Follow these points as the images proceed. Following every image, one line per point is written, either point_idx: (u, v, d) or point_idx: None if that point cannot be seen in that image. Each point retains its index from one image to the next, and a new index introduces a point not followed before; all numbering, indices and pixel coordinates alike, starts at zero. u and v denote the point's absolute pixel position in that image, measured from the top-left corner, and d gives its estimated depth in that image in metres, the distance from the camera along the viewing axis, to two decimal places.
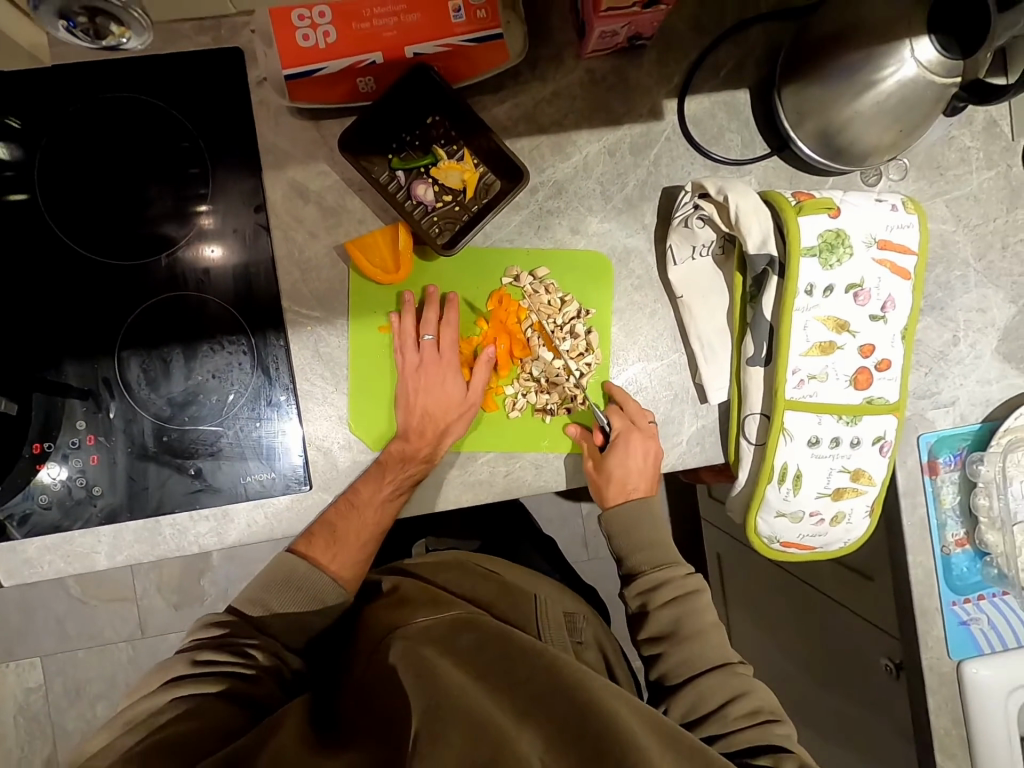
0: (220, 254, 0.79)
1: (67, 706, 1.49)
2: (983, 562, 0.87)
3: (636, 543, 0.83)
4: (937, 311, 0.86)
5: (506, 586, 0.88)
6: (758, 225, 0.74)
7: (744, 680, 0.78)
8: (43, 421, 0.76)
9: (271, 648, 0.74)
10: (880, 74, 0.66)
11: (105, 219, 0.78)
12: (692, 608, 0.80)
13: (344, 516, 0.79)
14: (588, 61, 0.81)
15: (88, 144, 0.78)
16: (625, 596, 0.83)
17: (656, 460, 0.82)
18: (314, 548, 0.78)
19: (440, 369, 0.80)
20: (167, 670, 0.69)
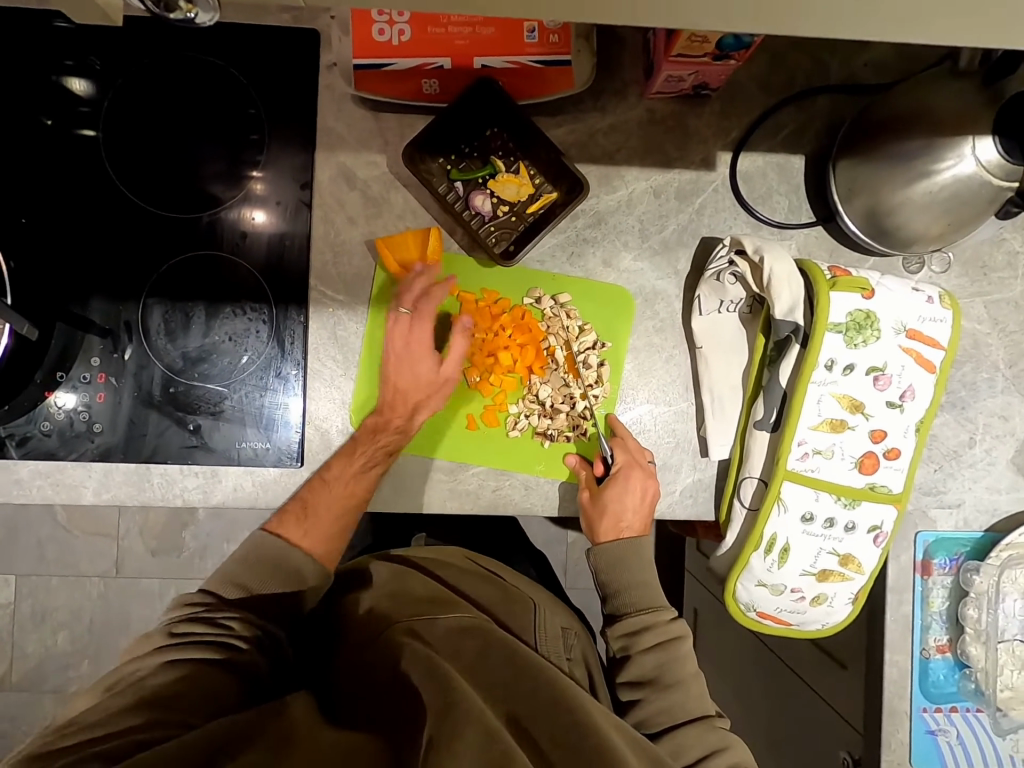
0: (264, 222, 0.81)
1: (31, 629, 1.52)
2: (962, 674, 0.84)
3: (625, 582, 0.80)
4: (957, 409, 0.84)
5: (507, 594, 0.85)
6: (788, 292, 0.73)
7: (725, 736, 0.74)
8: (60, 351, 0.78)
9: (253, 617, 0.71)
10: (938, 165, 0.66)
11: (159, 169, 0.81)
12: (676, 655, 0.77)
13: (316, 492, 0.77)
14: (651, 102, 0.82)
15: (156, 95, 0.81)
16: (609, 637, 0.80)
17: (652, 501, 0.80)
18: (284, 525, 0.76)
19: (420, 345, 0.79)
20: (149, 641, 0.68)
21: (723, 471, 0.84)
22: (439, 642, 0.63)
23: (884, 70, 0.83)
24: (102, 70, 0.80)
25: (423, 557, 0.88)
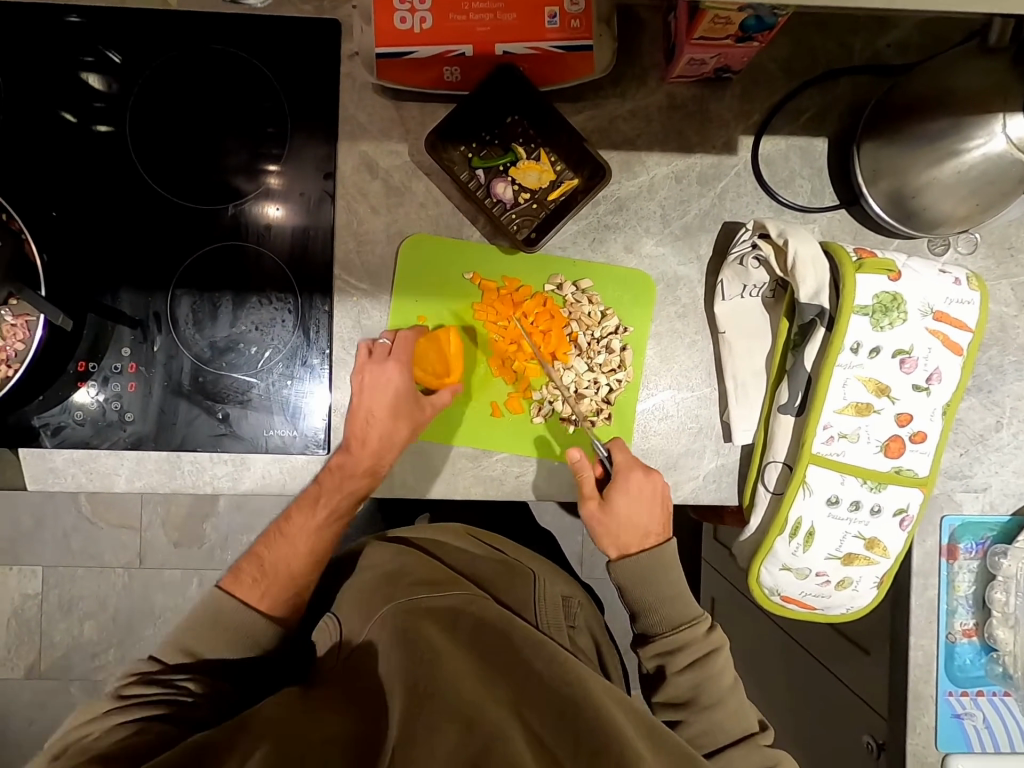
0: (281, 215, 0.82)
1: (58, 619, 1.55)
2: (989, 658, 0.83)
3: (655, 598, 0.79)
4: (984, 393, 0.84)
5: (502, 566, 0.90)
6: (813, 275, 0.73)
7: (773, 752, 0.75)
8: (92, 341, 0.80)
9: (210, 674, 0.71)
10: (966, 145, 0.65)
11: (184, 161, 0.82)
12: (712, 673, 0.77)
13: (272, 547, 0.78)
14: (671, 86, 0.82)
15: (180, 88, 0.81)
16: (642, 658, 0.80)
17: (662, 494, 0.80)
18: (239, 584, 0.75)
19: (385, 378, 0.77)
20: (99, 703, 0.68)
21: (747, 455, 0.84)
22: (438, 629, 0.69)
23: (909, 49, 0.82)
24: (127, 65, 0.81)
25: (422, 538, 0.94)
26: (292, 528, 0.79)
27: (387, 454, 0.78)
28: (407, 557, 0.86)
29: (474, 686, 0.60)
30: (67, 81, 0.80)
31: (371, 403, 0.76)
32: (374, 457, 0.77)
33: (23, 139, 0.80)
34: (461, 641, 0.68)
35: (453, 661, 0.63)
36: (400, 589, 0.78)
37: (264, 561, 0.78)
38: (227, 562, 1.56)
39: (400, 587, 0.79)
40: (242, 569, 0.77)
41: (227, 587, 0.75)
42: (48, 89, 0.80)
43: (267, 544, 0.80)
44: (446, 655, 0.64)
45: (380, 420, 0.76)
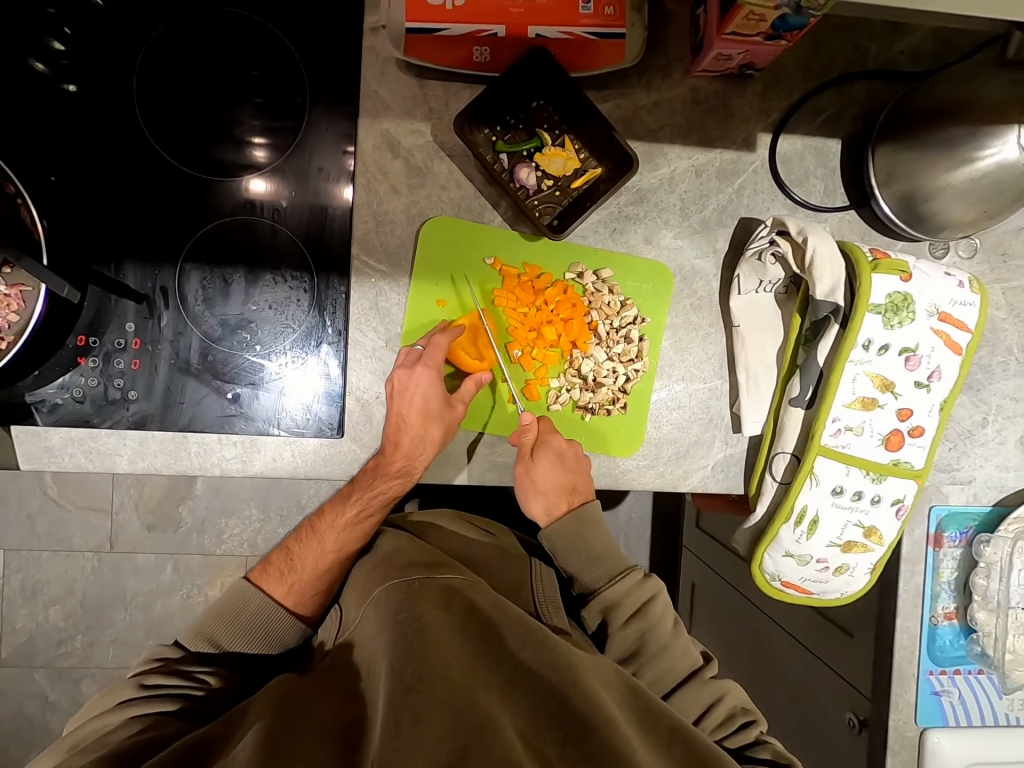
0: (265, 189, 0.79)
1: (21, 604, 1.48)
2: (967, 639, 0.89)
3: (590, 557, 0.83)
4: (974, 391, 0.88)
5: (498, 552, 0.91)
6: (830, 272, 0.75)
7: (717, 686, 0.79)
8: (94, 315, 0.76)
9: (226, 671, 0.78)
10: (980, 152, 0.68)
11: (195, 129, 0.78)
12: (652, 619, 0.80)
13: (301, 544, 0.86)
14: (695, 80, 0.82)
15: (193, 53, 0.78)
16: (585, 614, 0.82)
17: (585, 463, 0.83)
18: (267, 578, 0.84)
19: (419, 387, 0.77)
20: (117, 693, 0.73)
21: (753, 446, 0.87)
22: (429, 608, 0.68)
23: (921, 57, 0.85)
24: (137, 25, 0.77)
25: (418, 521, 0.95)
26: (321, 528, 0.85)
27: (417, 459, 0.78)
28: (404, 541, 0.86)
29: (463, 670, 0.59)
30: (72, 37, 0.76)
31: (403, 410, 0.76)
32: (405, 459, 0.78)
33: (21, 97, 0.76)
34: (451, 617, 0.68)
35: (442, 643, 0.63)
36: (394, 569, 0.78)
37: (293, 555, 0.86)
38: (205, 547, 1.52)
39: (394, 566, 0.79)
40: (272, 562, 0.86)
41: (254, 578, 0.84)
42: (49, 43, 0.76)
43: (299, 540, 0.87)
44: (434, 635, 0.63)
45: (412, 426, 0.76)
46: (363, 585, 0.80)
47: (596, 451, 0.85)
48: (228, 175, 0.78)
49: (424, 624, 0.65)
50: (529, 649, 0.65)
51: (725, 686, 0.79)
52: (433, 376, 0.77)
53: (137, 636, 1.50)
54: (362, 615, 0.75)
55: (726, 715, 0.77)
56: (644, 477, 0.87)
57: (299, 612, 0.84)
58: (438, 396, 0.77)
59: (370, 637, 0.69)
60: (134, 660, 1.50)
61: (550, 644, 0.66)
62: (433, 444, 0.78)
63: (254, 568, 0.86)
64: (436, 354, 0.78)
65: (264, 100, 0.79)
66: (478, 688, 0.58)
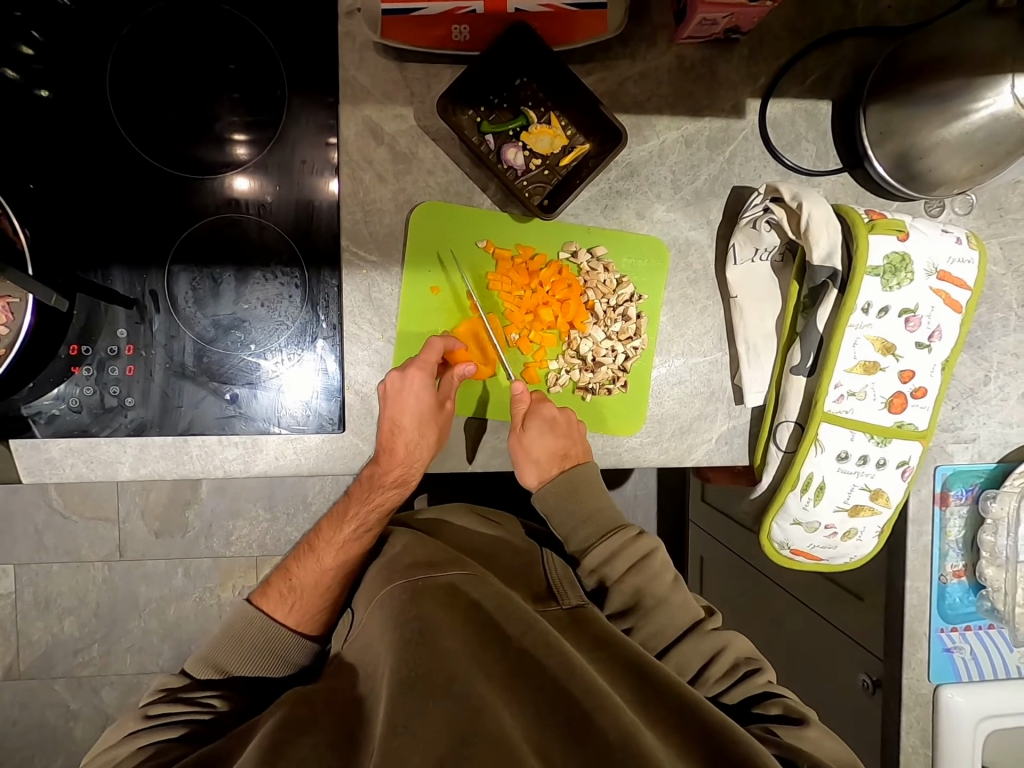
0: (249, 187, 0.77)
1: (35, 617, 1.49)
2: (977, 596, 0.89)
3: (585, 514, 0.82)
4: (974, 349, 0.88)
5: (506, 543, 0.91)
6: (827, 237, 0.74)
7: (719, 638, 0.78)
8: (84, 323, 0.75)
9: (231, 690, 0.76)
10: (975, 105, 0.67)
11: (173, 129, 0.77)
12: (651, 573, 0.79)
13: (300, 564, 0.85)
14: (680, 47, 0.81)
15: (154, 54, 0.76)
16: (581, 570, 0.82)
17: (578, 429, 0.82)
18: (267, 599, 0.83)
19: (417, 390, 0.76)
20: (123, 724, 0.72)
21: (757, 416, 0.87)
22: (430, 605, 0.69)
23: (909, 11, 0.83)
24: (107, 23, 0.75)
25: (428, 519, 0.95)
26: (320, 544, 0.86)
27: (414, 465, 0.79)
28: (410, 539, 0.85)
29: (465, 665, 0.61)
30: (40, 39, 0.74)
31: (397, 415, 0.76)
32: (402, 466, 0.78)
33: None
34: (455, 609, 0.69)
35: (445, 637, 0.65)
36: (396, 571, 0.77)
37: (293, 575, 0.84)
38: (214, 549, 1.52)
39: (399, 567, 0.78)
40: (272, 585, 0.85)
41: (256, 601, 0.83)
42: (18, 46, 0.73)
43: (297, 560, 0.86)
44: (435, 633, 0.65)
45: (407, 433, 0.77)
46: (369, 589, 0.80)
47: (598, 431, 0.85)
48: (208, 173, 0.77)
49: (425, 622, 0.66)
50: (530, 637, 0.66)
51: (728, 638, 0.78)
52: (425, 378, 0.76)
53: (153, 642, 1.51)
54: (368, 616, 0.74)
55: (730, 664, 0.77)
56: (648, 453, 0.86)
57: (302, 629, 0.83)
58: (432, 400, 0.77)
59: (373, 641, 0.69)
60: (153, 666, 1.52)
61: (549, 636, 0.66)
62: (429, 446, 0.79)
63: (254, 592, 0.84)
64: (428, 357, 0.77)
65: (242, 94, 0.77)
66: (480, 681, 0.60)
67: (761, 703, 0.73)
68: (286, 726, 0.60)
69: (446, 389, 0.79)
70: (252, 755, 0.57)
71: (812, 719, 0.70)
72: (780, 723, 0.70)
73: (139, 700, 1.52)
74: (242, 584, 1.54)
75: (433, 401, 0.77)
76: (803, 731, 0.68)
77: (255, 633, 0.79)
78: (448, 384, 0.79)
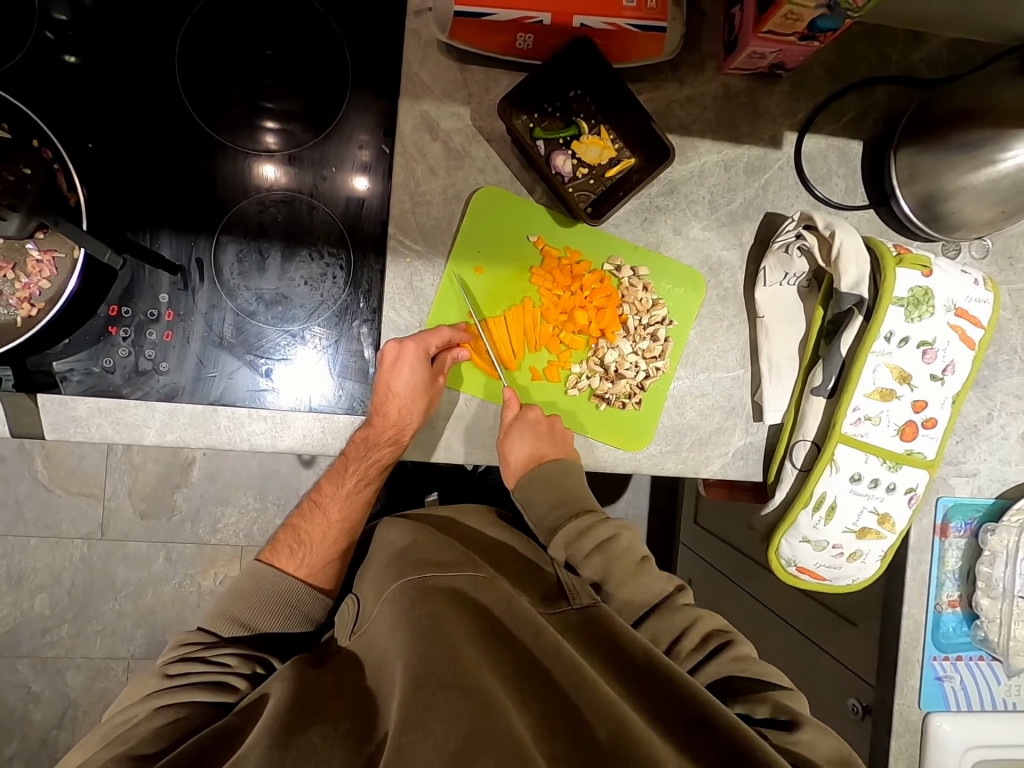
0: (279, 178, 0.80)
1: (4, 593, 1.44)
2: (970, 626, 0.92)
3: (553, 498, 0.83)
4: (980, 388, 0.92)
5: (515, 551, 0.89)
6: (855, 267, 0.78)
7: (689, 611, 0.78)
8: (128, 284, 0.76)
9: (249, 653, 0.74)
10: (1002, 155, 0.71)
11: (207, 107, 0.78)
12: (617, 552, 0.80)
13: (307, 520, 0.85)
14: (726, 77, 0.85)
15: (222, 34, 0.79)
16: (552, 551, 0.82)
17: (563, 431, 0.84)
18: (277, 556, 0.83)
19: (410, 361, 0.77)
20: (144, 685, 0.70)
21: (773, 434, 0.90)
22: (439, 604, 0.68)
23: (938, 66, 0.88)
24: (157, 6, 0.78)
25: (442, 514, 0.95)
26: (324, 498, 0.85)
27: (406, 424, 0.78)
28: (422, 535, 0.84)
29: (480, 669, 0.60)
30: (76, 9, 0.76)
31: (390, 382, 0.76)
32: (395, 427, 0.77)
33: (42, 73, 0.75)
34: (468, 609, 0.68)
35: (456, 635, 0.64)
36: (409, 565, 0.76)
37: (299, 531, 0.84)
38: (199, 536, 1.49)
39: (411, 562, 0.77)
40: (280, 542, 0.85)
41: (265, 559, 0.82)
42: (53, 14, 0.75)
43: (302, 516, 0.86)
44: (448, 630, 0.64)
45: (399, 400, 0.76)
46: (380, 581, 0.78)
47: (605, 441, 0.87)
48: (260, 153, 0.79)
49: (439, 619, 0.65)
50: (542, 640, 0.65)
51: (698, 612, 0.79)
52: (421, 354, 0.78)
53: (126, 626, 1.47)
54: (377, 609, 0.72)
55: (702, 636, 0.77)
56: (666, 462, 0.88)
57: (315, 583, 0.82)
58: (423, 373, 0.77)
59: (380, 638, 0.68)
60: (123, 651, 1.47)
61: (558, 642, 0.64)
62: (422, 408, 0.78)
63: (263, 551, 0.84)
64: (429, 337, 0.78)
65: (280, 81, 0.79)
66: (489, 682, 0.59)
67: (748, 698, 0.71)
68: (295, 711, 0.60)
69: (440, 363, 0.80)
70: (261, 736, 0.56)
71: (803, 719, 0.67)
72: (770, 727, 0.68)
73: (105, 685, 1.47)
74: (224, 574, 1.51)
75: (426, 372, 0.78)
76: (793, 732, 0.66)
77: (257, 604, 0.78)
78: (442, 360, 0.80)
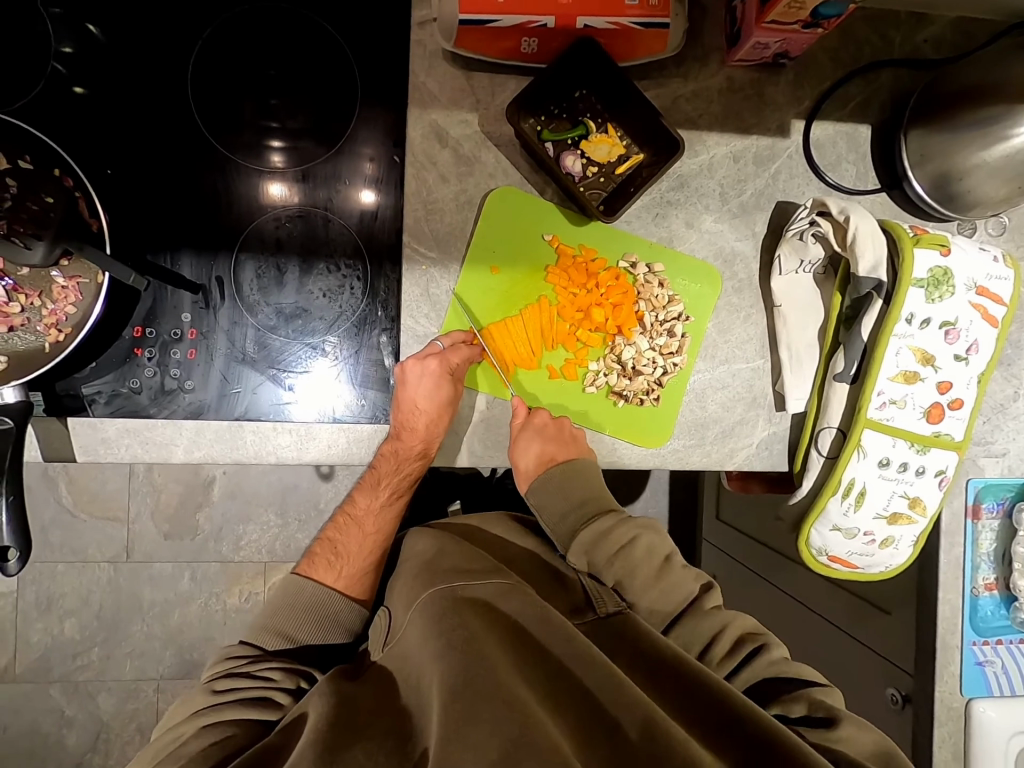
0: (286, 195, 0.81)
1: (35, 618, 1.46)
2: (1010, 608, 0.91)
3: (570, 502, 0.84)
4: (1005, 366, 0.91)
5: (538, 558, 0.89)
6: (872, 250, 0.78)
7: (718, 617, 0.77)
8: (150, 306, 0.77)
9: (292, 666, 0.74)
10: (1016, 130, 0.71)
11: (219, 128, 0.80)
12: (636, 556, 0.79)
13: (343, 533, 0.86)
14: (730, 69, 0.85)
15: (230, 56, 0.80)
16: (574, 562, 0.81)
17: (572, 430, 0.84)
18: (315, 568, 0.83)
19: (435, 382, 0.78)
20: (192, 701, 0.70)
21: (797, 424, 0.89)
22: (471, 613, 0.68)
23: (944, 45, 0.88)
24: (166, 32, 0.79)
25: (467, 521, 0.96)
26: (359, 512, 0.87)
27: (434, 439, 0.80)
28: (450, 543, 0.85)
29: (517, 675, 0.60)
30: (86, 42, 0.78)
31: (414, 398, 0.77)
32: (423, 442, 0.80)
33: (57, 104, 0.77)
34: (499, 616, 0.68)
35: (490, 640, 0.64)
36: (439, 574, 0.77)
37: (335, 543, 0.85)
38: (223, 554, 1.50)
39: (441, 571, 0.77)
40: (317, 554, 0.85)
41: (304, 571, 0.83)
42: (61, 47, 0.77)
43: (337, 529, 0.87)
44: (482, 637, 0.64)
45: (425, 413, 0.78)
46: (411, 590, 0.78)
47: (626, 439, 0.87)
48: (271, 172, 0.80)
49: (472, 628, 0.65)
50: (573, 644, 0.65)
51: (727, 617, 0.77)
52: (441, 372, 0.78)
53: (155, 646, 1.48)
54: (409, 619, 0.73)
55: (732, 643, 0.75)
56: (691, 456, 0.88)
57: (352, 595, 0.82)
58: (445, 389, 0.79)
59: (414, 649, 0.68)
60: (152, 672, 1.48)
61: (589, 647, 0.64)
62: (447, 419, 0.80)
63: (301, 563, 0.85)
64: (451, 357, 0.79)
65: (287, 101, 0.81)
66: (525, 689, 0.59)
67: (783, 700, 0.69)
68: (338, 728, 0.60)
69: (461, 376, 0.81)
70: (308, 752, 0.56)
71: (840, 715, 0.65)
72: (805, 724, 0.66)
73: (136, 707, 1.48)
74: (249, 590, 1.52)
75: (449, 387, 0.79)
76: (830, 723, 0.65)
77: (290, 619, 0.78)
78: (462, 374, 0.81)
